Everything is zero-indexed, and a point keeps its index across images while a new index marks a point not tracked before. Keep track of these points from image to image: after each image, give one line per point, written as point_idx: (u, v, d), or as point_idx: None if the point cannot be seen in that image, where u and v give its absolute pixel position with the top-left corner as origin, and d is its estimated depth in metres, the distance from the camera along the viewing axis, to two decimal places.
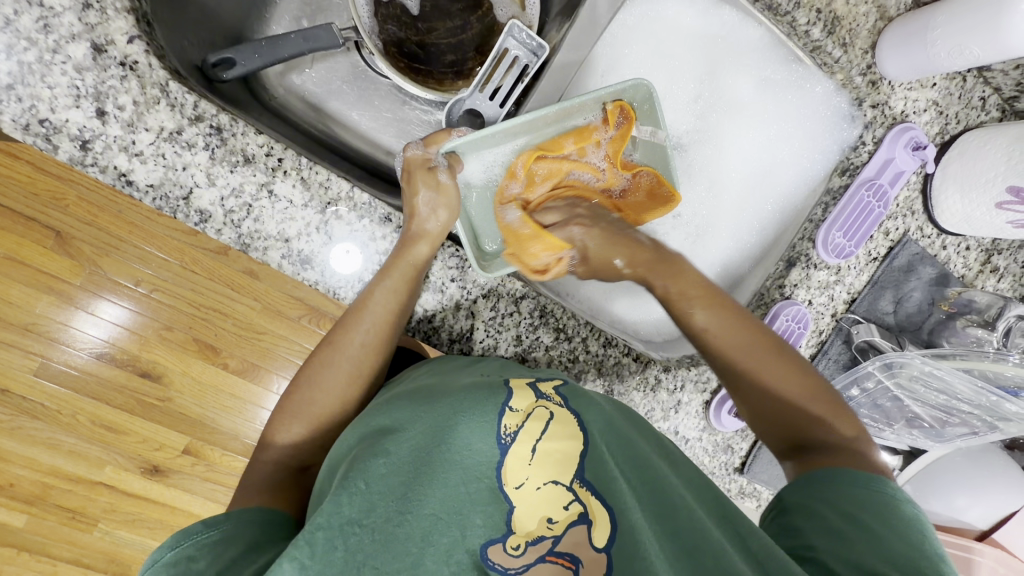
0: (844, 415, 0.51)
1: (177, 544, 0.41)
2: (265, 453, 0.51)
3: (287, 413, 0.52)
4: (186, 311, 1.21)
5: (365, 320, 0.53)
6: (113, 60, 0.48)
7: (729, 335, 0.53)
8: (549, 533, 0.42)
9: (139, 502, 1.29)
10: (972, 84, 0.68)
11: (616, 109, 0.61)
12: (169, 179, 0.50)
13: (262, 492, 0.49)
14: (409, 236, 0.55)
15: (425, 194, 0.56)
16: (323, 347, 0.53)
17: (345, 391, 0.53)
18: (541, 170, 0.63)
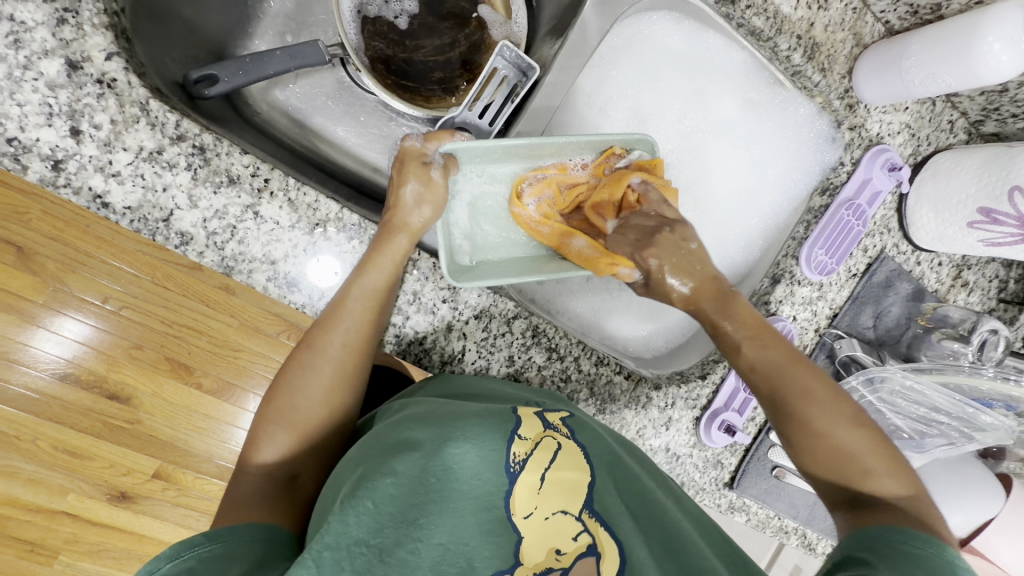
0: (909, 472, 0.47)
1: (176, 556, 0.38)
2: (246, 465, 0.48)
3: (266, 420, 0.49)
4: (158, 328, 1.16)
5: (345, 318, 0.51)
6: (89, 77, 0.45)
7: (786, 373, 0.51)
8: (558, 564, 0.41)
9: (106, 530, 1.23)
10: (941, 108, 0.71)
11: (614, 154, 0.62)
12: (149, 201, 0.48)
13: (251, 503, 0.46)
14: (389, 228, 0.54)
15: (412, 185, 0.55)
16: (303, 347, 0.51)
17: (327, 394, 0.50)
18: (541, 202, 0.62)
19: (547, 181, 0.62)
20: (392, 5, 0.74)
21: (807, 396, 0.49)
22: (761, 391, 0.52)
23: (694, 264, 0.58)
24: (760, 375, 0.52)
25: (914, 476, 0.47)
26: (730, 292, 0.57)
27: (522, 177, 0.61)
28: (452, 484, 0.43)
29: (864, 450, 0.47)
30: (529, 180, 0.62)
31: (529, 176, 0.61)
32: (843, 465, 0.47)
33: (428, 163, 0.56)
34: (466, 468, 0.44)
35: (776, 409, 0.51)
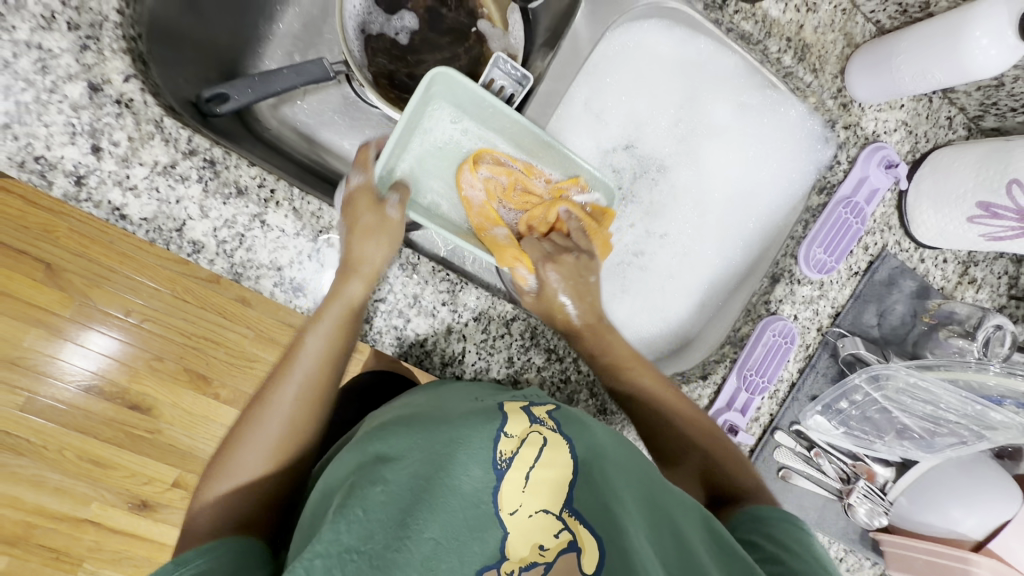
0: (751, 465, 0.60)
1: None
2: (198, 506, 0.49)
3: (218, 470, 0.50)
4: (177, 340, 1.20)
5: (300, 367, 0.52)
6: (108, 98, 0.49)
7: (659, 401, 0.60)
8: (541, 559, 0.42)
9: (128, 539, 1.25)
10: (938, 105, 0.71)
11: (576, 185, 0.67)
12: (163, 212, 0.51)
13: (207, 535, 0.47)
14: (344, 272, 0.54)
15: (366, 218, 0.56)
16: (258, 393, 0.53)
17: (279, 443, 0.51)
18: (491, 178, 0.65)
19: (508, 169, 0.66)
20: (394, 23, 0.77)
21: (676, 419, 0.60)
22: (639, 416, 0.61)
23: (586, 296, 0.63)
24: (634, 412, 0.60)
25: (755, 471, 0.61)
26: (604, 327, 0.64)
27: (486, 152, 0.65)
28: (444, 484, 0.44)
29: (725, 450, 0.60)
30: (491, 159, 0.65)
31: (492, 156, 0.65)
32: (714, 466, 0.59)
33: (385, 199, 0.58)
34: (457, 468, 0.45)
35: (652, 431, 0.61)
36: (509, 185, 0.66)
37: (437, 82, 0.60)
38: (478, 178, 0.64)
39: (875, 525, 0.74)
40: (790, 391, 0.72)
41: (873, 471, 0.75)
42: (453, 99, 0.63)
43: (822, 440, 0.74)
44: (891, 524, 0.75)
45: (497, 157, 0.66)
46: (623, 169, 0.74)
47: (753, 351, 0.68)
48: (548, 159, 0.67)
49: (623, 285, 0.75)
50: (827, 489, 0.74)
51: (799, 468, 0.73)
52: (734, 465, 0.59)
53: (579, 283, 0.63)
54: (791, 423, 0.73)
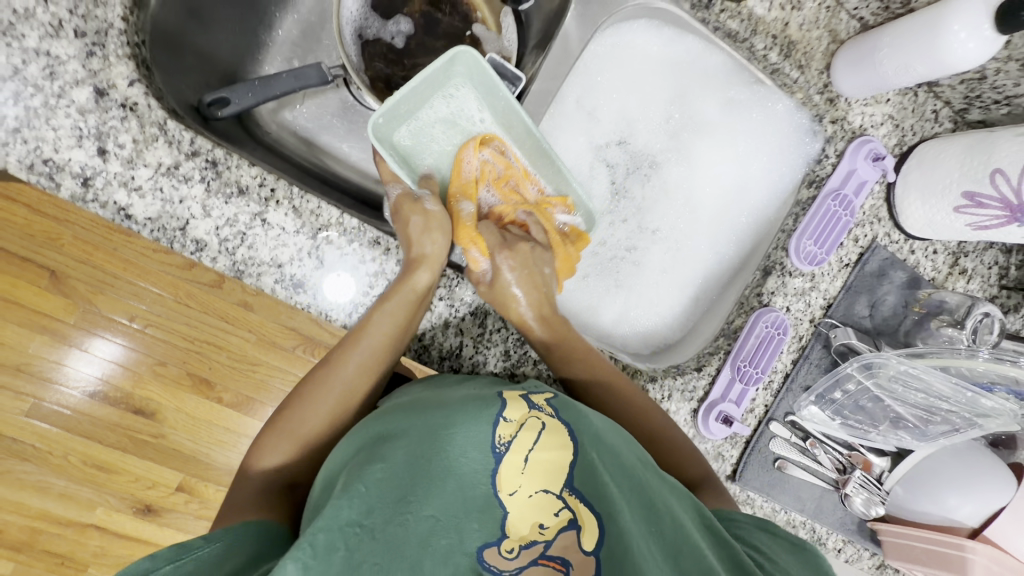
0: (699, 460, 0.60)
1: (176, 558, 0.40)
2: (254, 468, 0.51)
3: (280, 431, 0.52)
4: (180, 344, 1.22)
5: (362, 344, 0.54)
6: (114, 102, 0.51)
7: (607, 394, 0.60)
8: (540, 538, 0.44)
9: (132, 543, 1.26)
10: (924, 98, 0.73)
11: (562, 205, 0.67)
12: (167, 212, 0.52)
13: (252, 502, 0.50)
14: (411, 263, 0.57)
15: (415, 222, 0.58)
16: (318, 371, 0.54)
17: (335, 412, 0.54)
18: (490, 162, 0.65)
19: (509, 164, 0.66)
20: (389, 27, 0.79)
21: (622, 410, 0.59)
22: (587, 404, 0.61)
23: (538, 289, 0.62)
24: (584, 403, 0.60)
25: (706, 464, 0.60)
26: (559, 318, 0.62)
27: (496, 137, 0.65)
28: (443, 464, 0.45)
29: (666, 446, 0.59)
30: (498, 147, 0.65)
31: (501, 146, 0.65)
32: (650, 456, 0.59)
33: (421, 197, 0.60)
34: (455, 449, 0.46)
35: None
36: (502, 176, 0.66)
37: (459, 60, 0.61)
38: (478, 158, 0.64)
39: (872, 515, 0.75)
40: (784, 382, 0.73)
41: (869, 461, 0.75)
42: (470, 80, 0.63)
43: (818, 431, 0.75)
44: (888, 513, 0.74)
45: (504, 149, 0.66)
46: (616, 164, 0.76)
47: (745, 342, 0.69)
48: (550, 172, 0.66)
49: (617, 280, 0.76)
50: (823, 479, 0.75)
51: (795, 458, 0.74)
52: (681, 459, 0.59)
53: (535, 278, 0.62)
54: (786, 414, 0.73)
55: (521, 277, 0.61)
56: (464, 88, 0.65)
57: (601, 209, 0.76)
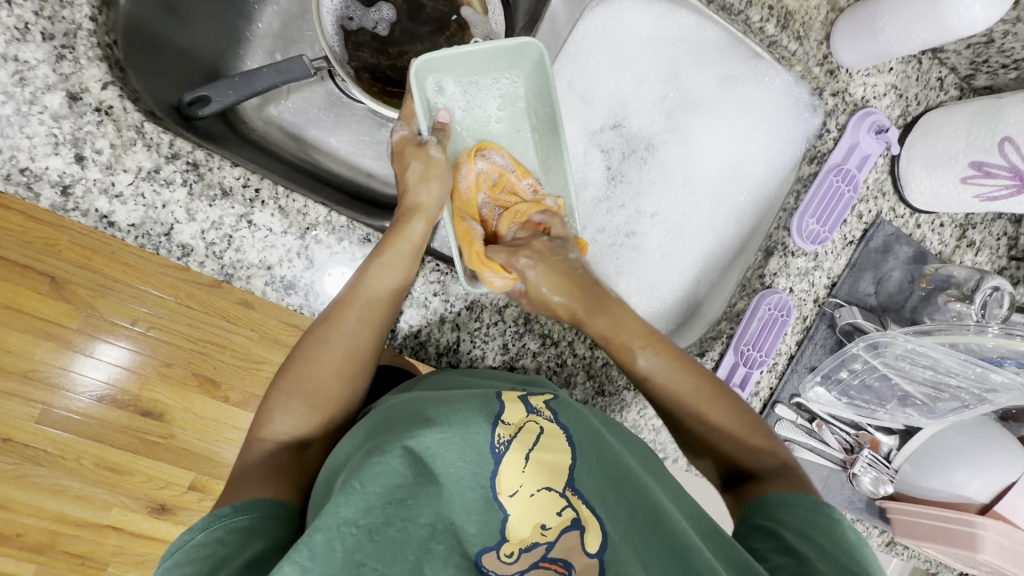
0: (770, 443, 0.56)
1: (208, 525, 0.41)
2: (262, 433, 0.50)
3: (285, 392, 0.51)
4: (184, 346, 1.22)
5: (360, 297, 0.53)
6: (88, 107, 0.49)
7: (669, 382, 0.56)
8: (541, 539, 0.44)
9: (150, 541, 1.28)
10: (928, 66, 0.70)
11: (556, 206, 0.66)
12: (150, 218, 0.51)
13: (265, 474, 0.48)
14: (406, 213, 0.59)
15: (415, 167, 0.60)
16: (318, 327, 0.53)
17: (342, 368, 0.52)
18: (485, 173, 0.66)
19: (503, 168, 0.66)
20: (371, 15, 0.76)
21: (687, 399, 0.56)
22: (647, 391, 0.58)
23: (558, 278, 0.60)
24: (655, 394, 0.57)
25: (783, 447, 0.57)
26: (609, 297, 0.59)
27: (489, 145, 0.66)
28: (438, 468, 0.44)
29: (748, 438, 0.55)
30: (492, 153, 0.66)
31: (494, 150, 0.66)
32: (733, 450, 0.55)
33: (426, 143, 0.62)
34: (451, 451, 0.45)
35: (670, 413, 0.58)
36: (500, 181, 0.66)
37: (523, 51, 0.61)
38: (474, 171, 0.65)
39: (881, 493, 0.75)
40: (789, 363, 0.71)
41: (876, 440, 0.74)
42: (525, 80, 0.66)
43: (823, 411, 0.74)
44: (897, 492, 0.74)
45: (504, 155, 0.67)
46: (610, 150, 0.74)
47: (749, 325, 0.68)
48: (556, 174, 0.66)
49: (616, 266, 0.75)
50: (830, 460, 0.74)
51: (801, 440, 0.73)
52: (757, 450, 0.55)
53: (561, 271, 0.61)
54: (791, 396, 0.72)
55: (540, 269, 0.60)
56: (512, 82, 0.66)
57: (599, 194, 0.75)
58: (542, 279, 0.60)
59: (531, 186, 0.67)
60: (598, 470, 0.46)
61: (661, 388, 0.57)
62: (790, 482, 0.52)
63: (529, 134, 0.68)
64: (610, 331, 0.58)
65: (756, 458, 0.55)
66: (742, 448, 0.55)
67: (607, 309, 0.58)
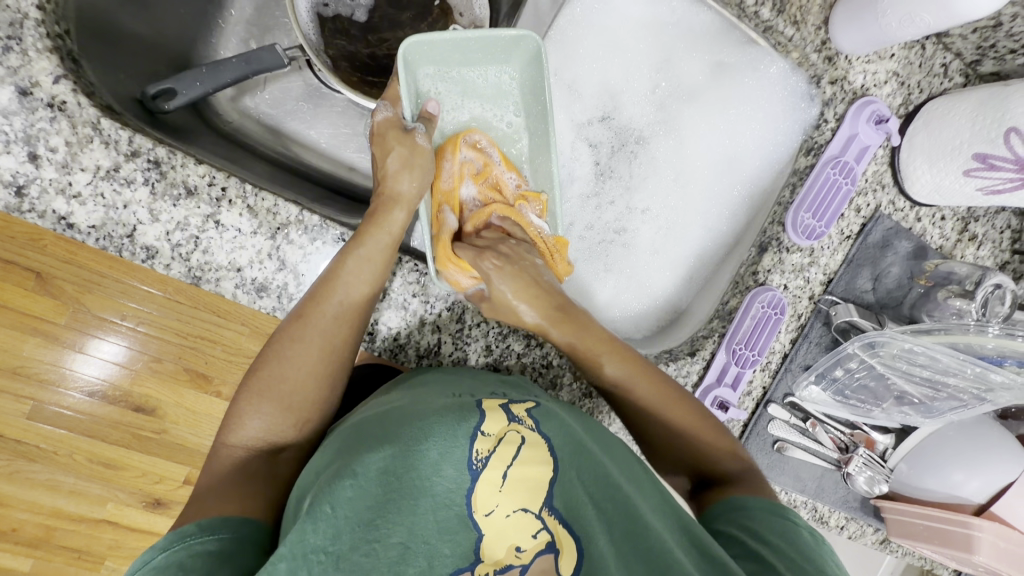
0: (735, 448, 0.54)
1: (169, 545, 0.38)
2: (232, 437, 0.46)
3: (255, 393, 0.47)
4: (174, 341, 1.17)
5: (338, 289, 0.49)
6: (40, 102, 0.46)
7: (629, 389, 0.54)
8: (517, 562, 0.42)
9: (145, 536, 1.27)
10: (932, 51, 0.67)
11: (537, 203, 0.62)
12: (112, 218, 0.49)
13: (234, 483, 0.44)
14: (385, 202, 0.55)
15: (396, 152, 0.56)
16: (290, 324, 0.48)
17: (317, 367, 0.48)
18: (469, 161, 0.62)
19: (489, 160, 0.63)
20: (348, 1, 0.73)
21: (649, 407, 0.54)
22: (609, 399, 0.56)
23: (534, 284, 0.56)
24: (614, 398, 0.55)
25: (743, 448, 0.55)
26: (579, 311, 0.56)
27: (472, 133, 0.62)
28: (415, 484, 0.43)
29: (709, 441, 0.53)
30: (477, 143, 0.62)
31: (479, 139, 0.62)
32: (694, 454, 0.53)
33: (411, 130, 0.57)
34: (427, 466, 0.44)
35: (632, 420, 0.55)
36: (478, 177, 0.62)
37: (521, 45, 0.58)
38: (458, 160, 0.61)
39: (876, 493, 0.73)
40: (783, 362, 0.69)
41: (872, 438, 0.73)
42: (523, 76, 0.62)
43: (817, 410, 0.72)
44: (892, 491, 0.72)
45: (491, 147, 0.63)
46: (599, 142, 0.71)
47: (742, 323, 0.65)
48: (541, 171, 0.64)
49: (605, 262, 0.72)
50: (825, 459, 0.73)
51: (795, 439, 0.72)
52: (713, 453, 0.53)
53: (529, 275, 0.56)
54: (785, 395, 0.71)
55: (509, 273, 0.55)
56: (509, 76, 0.63)
57: (586, 188, 0.72)
58: (515, 285, 0.55)
59: (514, 183, 0.63)
60: (578, 485, 0.45)
61: (620, 395, 0.55)
62: (752, 485, 0.50)
63: (524, 130, 0.65)
64: (576, 338, 0.55)
65: (719, 465, 0.52)
66: (707, 456, 0.53)
67: (574, 315, 0.55)
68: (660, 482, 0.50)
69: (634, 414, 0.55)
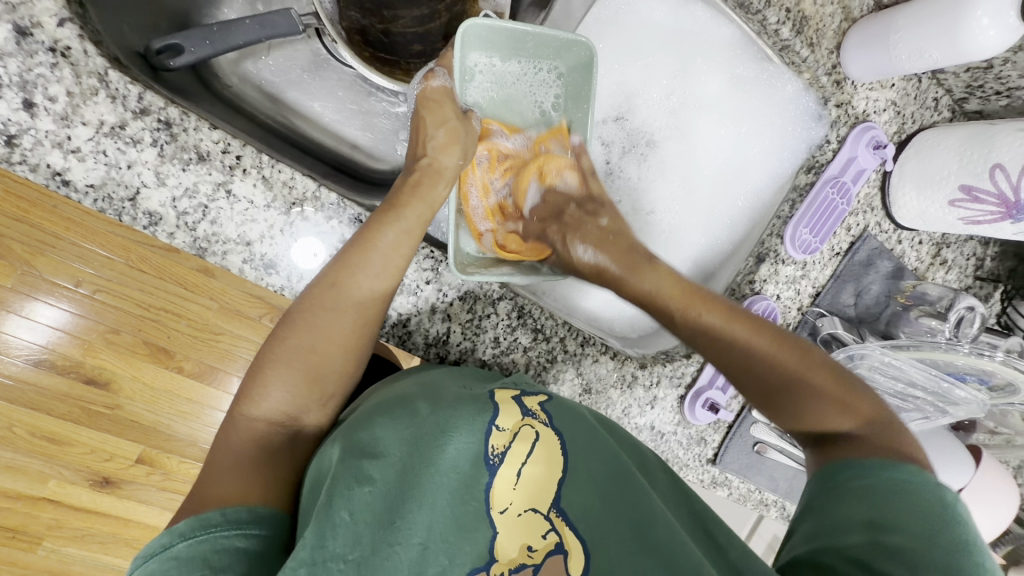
0: (865, 396, 0.46)
1: (192, 535, 0.36)
2: (252, 407, 0.44)
3: (280, 362, 0.44)
4: (133, 312, 1.09)
5: (375, 262, 0.47)
6: (40, 45, 0.42)
7: (723, 333, 0.51)
8: (529, 561, 0.41)
9: (90, 516, 1.20)
10: (927, 85, 0.71)
11: (557, 137, 0.65)
12: (113, 178, 0.45)
13: (254, 463, 0.42)
14: (429, 176, 0.53)
15: (443, 127, 0.55)
16: (322, 292, 0.46)
17: (349, 341, 0.46)
18: (485, 156, 0.65)
19: (496, 141, 0.64)
20: None
21: (748, 354, 0.49)
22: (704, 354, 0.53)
23: (610, 240, 0.62)
24: (705, 350, 0.52)
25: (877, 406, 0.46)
26: (644, 260, 0.58)
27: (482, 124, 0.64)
28: (430, 478, 0.43)
29: (827, 394, 0.46)
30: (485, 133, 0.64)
31: (486, 126, 0.64)
32: (808, 409, 0.46)
33: (466, 113, 0.58)
34: (445, 462, 0.44)
35: (731, 375, 0.51)
36: (511, 163, 0.67)
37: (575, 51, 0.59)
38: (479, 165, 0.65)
39: None
40: None
41: None
42: (568, 78, 0.63)
43: None
44: None
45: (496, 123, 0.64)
46: (612, 143, 0.73)
47: None
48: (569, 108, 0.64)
49: None
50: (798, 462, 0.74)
51: (773, 441, 0.73)
52: (830, 408, 0.46)
53: (599, 237, 0.62)
54: None
55: (585, 242, 0.62)
56: (556, 78, 0.64)
57: None
58: (591, 242, 0.62)
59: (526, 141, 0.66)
60: (587, 490, 0.45)
61: (716, 346, 0.51)
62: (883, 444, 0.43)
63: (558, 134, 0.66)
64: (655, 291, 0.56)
65: (842, 418, 0.45)
66: (830, 406, 0.46)
67: (639, 270, 0.58)
68: (674, 473, 0.51)
69: (732, 366, 0.50)
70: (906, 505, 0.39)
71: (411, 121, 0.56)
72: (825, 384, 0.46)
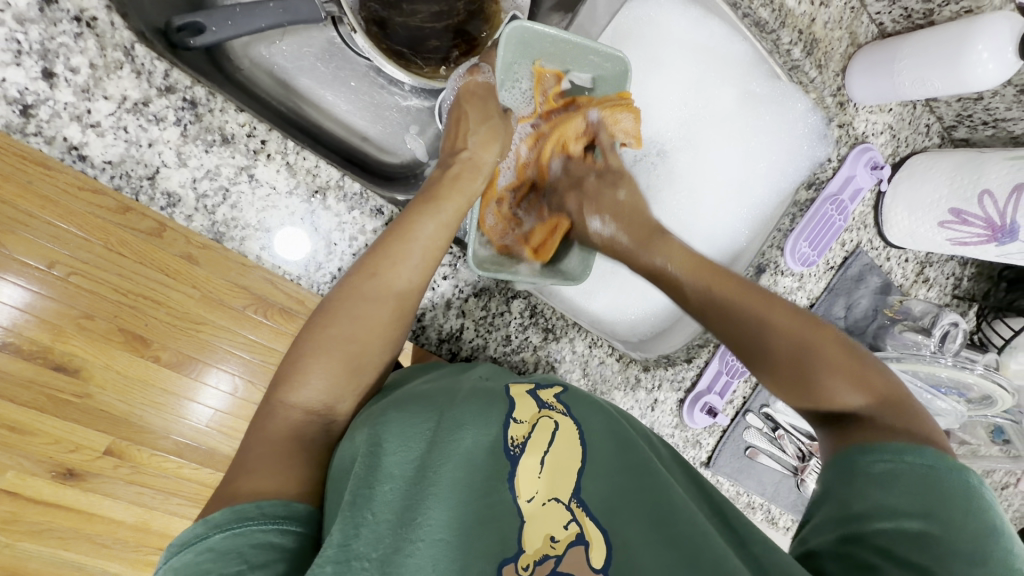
0: (880, 376, 0.46)
1: (230, 526, 0.35)
2: (290, 394, 0.43)
3: (318, 349, 0.44)
4: (110, 297, 0.93)
5: (413, 254, 0.47)
6: (64, 14, 0.40)
7: (732, 304, 0.51)
8: (552, 552, 0.41)
9: (50, 508, 1.14)
10: (921, 112, 0.76)
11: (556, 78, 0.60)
12: (132, 156, 0.44)
13: (286, 454, 0.41)
14: (467, 169, 0.53)
15: (477, 124, 0.55)
16: (361, 281, 0.46)
17: (387, 331, 0.46)
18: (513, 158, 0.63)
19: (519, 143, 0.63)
20: None
21: (763, 331, 0.49)
22: (714, 331, 0.52)
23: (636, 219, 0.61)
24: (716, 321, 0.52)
25: (887, 383, 0.46)
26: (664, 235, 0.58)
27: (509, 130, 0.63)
28: (451, 471, 0.43)
29: (834, 373, 0.46)
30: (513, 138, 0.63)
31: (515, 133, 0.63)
32: (812, 388, 0.46)
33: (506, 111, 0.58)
34: (465, 454, 0.44)
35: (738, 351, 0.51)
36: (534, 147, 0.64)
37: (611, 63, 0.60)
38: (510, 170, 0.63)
39: None
40: None
41: None
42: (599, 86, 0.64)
43: None
44: None
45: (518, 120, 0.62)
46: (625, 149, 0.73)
47: None
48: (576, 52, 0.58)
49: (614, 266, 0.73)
50: (784, 465, 0.78)
51: (763, 447, 0.77)
52: (837, 390, 0.45)
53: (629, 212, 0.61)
54: (762, 406, 0.75)
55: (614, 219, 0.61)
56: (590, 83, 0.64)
57: None
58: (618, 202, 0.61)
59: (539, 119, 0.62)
60: (603, 481, 0.46)
61: (725, 318, 0.51)
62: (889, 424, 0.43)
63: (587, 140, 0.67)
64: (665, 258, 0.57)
65: (849, 394, 0.45)
66: (845, 379, 0.45)
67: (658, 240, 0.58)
68: (690, 466, 0.52)
69: (746, 336, 0.50)
70: (923, 491, 0.38)
71: (452, 114, 0.56)
72: (831, 364, 0.46)
